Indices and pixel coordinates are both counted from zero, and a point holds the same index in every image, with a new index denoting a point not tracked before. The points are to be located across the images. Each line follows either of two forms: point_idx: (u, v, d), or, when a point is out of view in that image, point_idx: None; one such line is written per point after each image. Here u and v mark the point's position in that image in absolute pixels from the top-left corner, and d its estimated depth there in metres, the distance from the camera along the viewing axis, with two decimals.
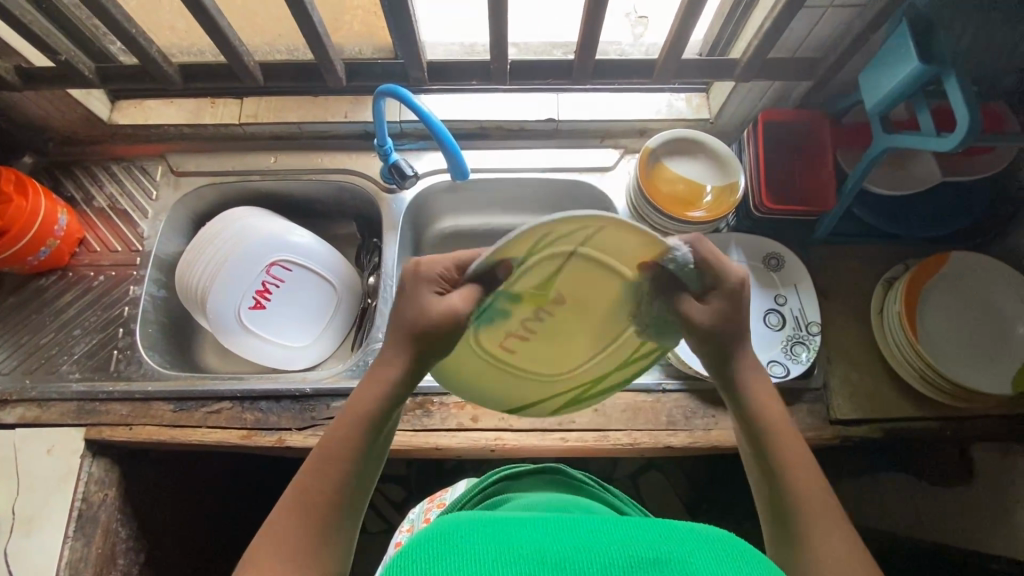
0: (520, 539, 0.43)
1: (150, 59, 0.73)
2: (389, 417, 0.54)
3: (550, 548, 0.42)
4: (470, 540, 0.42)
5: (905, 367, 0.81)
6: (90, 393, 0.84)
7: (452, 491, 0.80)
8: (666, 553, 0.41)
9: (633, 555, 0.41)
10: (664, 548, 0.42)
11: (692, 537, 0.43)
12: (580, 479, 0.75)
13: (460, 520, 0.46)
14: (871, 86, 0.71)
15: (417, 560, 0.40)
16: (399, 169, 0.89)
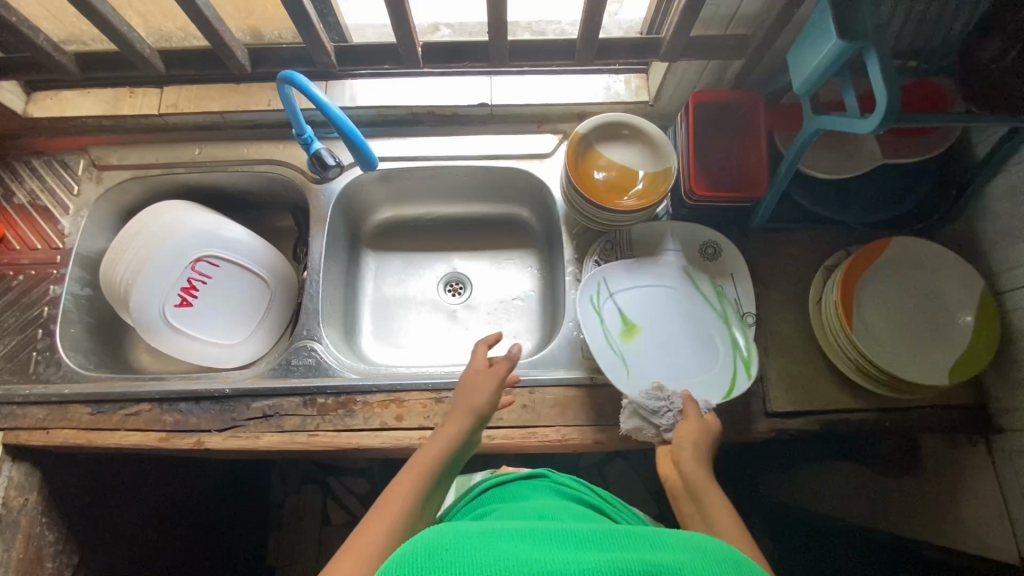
0: (507, 551, 0.43)
1: (38, 49, 0.69)
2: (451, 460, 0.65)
3: (540, 559, 0.42)
4: (465, 547, 0.43)
5: (841, 357, 0.78)
6: (7, 397, 0.82)
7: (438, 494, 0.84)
8: (657, 563, 0.42)
9: (626, 565, 0.42)
10: (657, 559, 0.43)
11: (694, 547, 0.44)
12: (568, 484, 0.75)
13: (445, 529, 0.46)
14: (799, 64, 0.68)
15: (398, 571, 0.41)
16: (320, 159, 0.86)
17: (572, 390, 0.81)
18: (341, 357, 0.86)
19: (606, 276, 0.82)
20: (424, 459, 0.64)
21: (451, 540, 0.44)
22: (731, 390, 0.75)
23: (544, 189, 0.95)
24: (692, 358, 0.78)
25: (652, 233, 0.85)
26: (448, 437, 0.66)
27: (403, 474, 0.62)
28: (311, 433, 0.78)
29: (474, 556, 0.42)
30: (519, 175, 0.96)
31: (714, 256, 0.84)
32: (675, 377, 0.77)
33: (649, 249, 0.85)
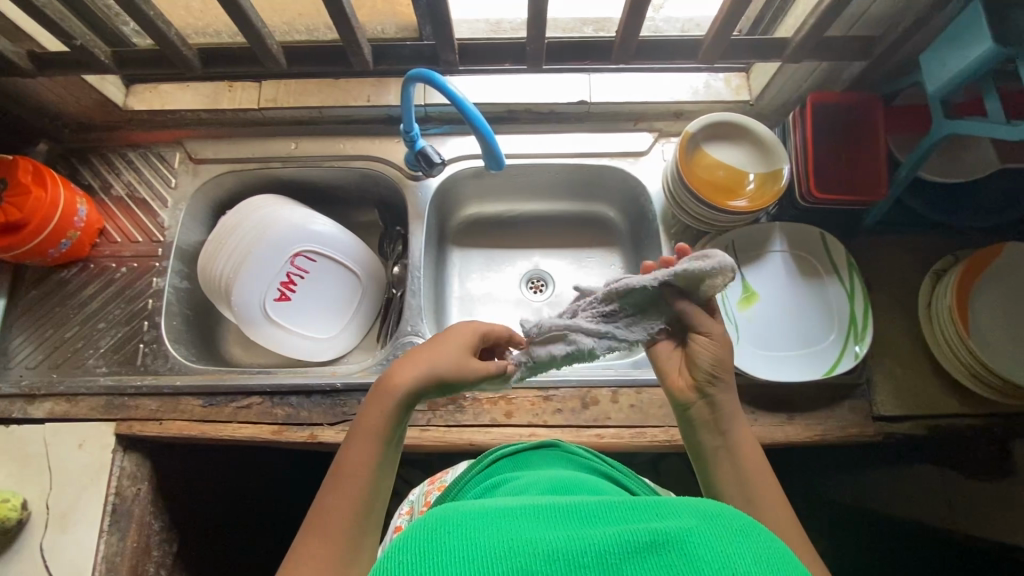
0: (509, 527, 0.40)
1: (169, 42, 0.70)
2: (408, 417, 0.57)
3: (539, 536, 0.39)
4: (463, 532, 0.40)
5: (954, 362, 0.78)
6: (119, 388, 0.83)
7: (453, 473, 0.77)
8: (663, 533, 0.39)
9: (628, 538, 0.38)
10: (661, 527, 0.39)
11: (700, 514, 0.41)
12: (582, 454, 0.68)
13: (452, 510, 0.43)
14: (934, 67, 0.67)
15: (402, 559, 0.38)
16: (427, 155, 0.86)
17: None
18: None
19: (733, 242, 0.85)
20: (373, 423, 0.55)
21: (452, 524, 0.41)
22: (834, 369, 0.78)
23: (638, 188, 0.94)
24: (799, 332, 0.82)
25: (758, 235, 0.85)
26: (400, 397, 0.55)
27: (352, 441, 0.55)
28: (422, 428, 0.79)
29: (480, 538, 0.39)
30: (613, 174, 0.96)
31: (819, 257, 0.84)
32: (793, 347, 0.81)
33: (755, 251, 0.85)
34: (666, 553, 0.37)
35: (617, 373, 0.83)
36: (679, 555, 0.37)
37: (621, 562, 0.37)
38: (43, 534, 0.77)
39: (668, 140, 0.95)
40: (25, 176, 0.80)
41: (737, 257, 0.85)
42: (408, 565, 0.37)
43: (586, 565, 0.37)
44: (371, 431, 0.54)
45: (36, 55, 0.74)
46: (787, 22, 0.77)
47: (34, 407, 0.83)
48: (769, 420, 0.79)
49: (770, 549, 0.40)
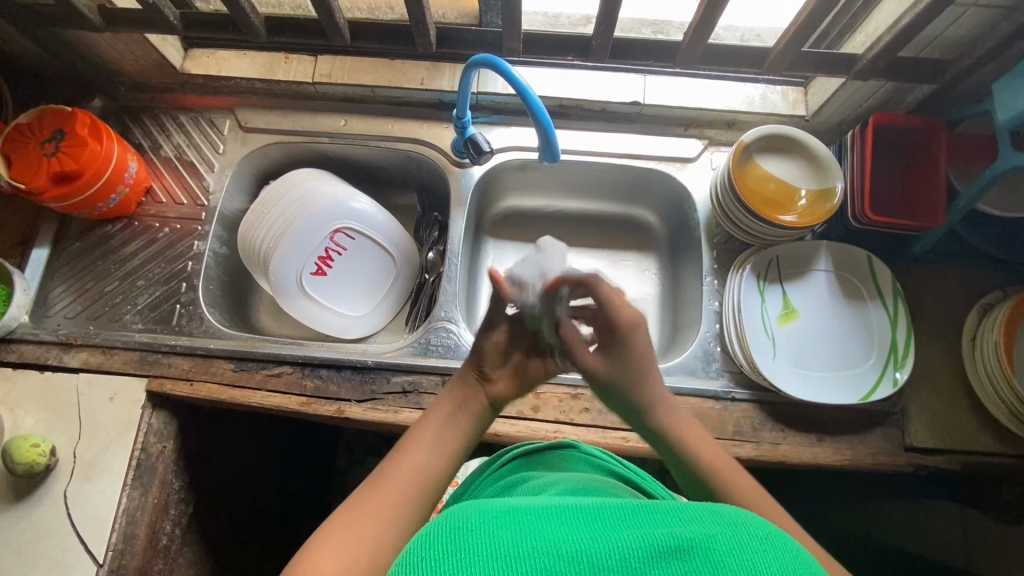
0: (535, 530, 0.40)
1: (239, 9, 0.70)
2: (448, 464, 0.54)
3: (561, 538, 0.39)
4: (486, 526, 0.40)
5: (993, 400, 0.76)
6: (153, 345, 0.84)
7: (466, 470, 0.78)
8: (686, 537, 0.38)
9: (650, 542, 0.38)
10: (683, 533, 0.38)
11: (725, 521, 0.40)
12: (594, 454, 0.68)
13: (474, 507, 0.43)
14: (1007, 96, 0.65)
15: (424, 556, 0.38)
16: (476, 143, 0.86)
17: (709, 402, 0.80)
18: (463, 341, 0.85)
19: (777, 257, 0.84)
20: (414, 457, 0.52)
21: (476, 522, 0.40)
22: (871, 395, 0.76)
23: (683, 195, 0.93)
24: (837, 353, 0.80)
25: (805, 251, 0.84)
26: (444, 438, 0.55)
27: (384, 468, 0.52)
28: None
29: (501, 537, 0.39)
30: (657, 178, 0.95)
31: (864, 280, 0.82)
32: (831, 370, 0.79)
33: (799, 268, 0.83)
34: (689, 559, 0.36)
35: None
36: (702, 560, 0.36)
37: (645, 566, 0.36)
38: (69, 480, 0.78)
39: (718, 148, 0.93)
40: (83, 128, 0.81)
41: (780, 273, 0.84)
42: (427, 560, 0.37)
43: (611, 569, 0.36)
44: (412, 460, 0.52)
45: (107, 10, 0.75)
46: (857, 37, 0.76)
47: (70, 356, 0.84)
48: (798, 440, 0.78)
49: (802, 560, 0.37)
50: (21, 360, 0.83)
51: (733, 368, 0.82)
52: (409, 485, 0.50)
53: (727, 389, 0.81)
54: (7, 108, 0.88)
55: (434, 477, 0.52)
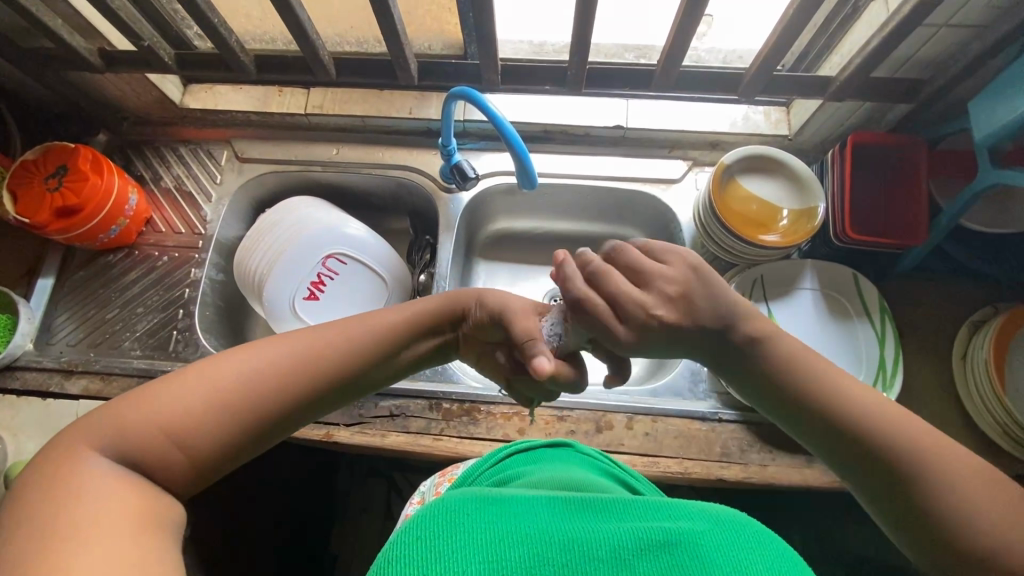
0: (527, 517, 0.40)
1: (228, 48, 0.74)
2: (349, 368, 0.53)
3: (551, 527, 0.39)
4: (484, 511, 0.40)
5: (986, 419, 0.74)
6: (151, 371, 0.86)
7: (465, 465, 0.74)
8: (675, 533, 0.38)
9: (642, 536, 0.38)
10: (675, 528, 0.39)
11: (713, 520, 0.41)
12: (592, 456, 0.67)
13: (465, 493, 0.43)
14: (982, 113, 0.65)
15: (419, 533, 0.37)
16: (461, 169, 0.88)
17: (695, 423, 0.80)
18: (450, 364, 0.86)
19: (761, 276, 0.84)
20: (312, 346, 0.51)
21: (475, 506, 0.40)
22: None
23: (668, 215, 0.94)
24: None
25: (789, 270, 0.83)
26: (355, 337, 0.54)
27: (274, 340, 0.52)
28: (434, 437, 0.80)
29: (498, 521, 0.38)
30: (643, 199, 0.96)
31: (850, 298, 0.82)
32: None
33: (784, 287, 0.83)
34: (678, 552, 0.37)
35: (634, 400, 0.82)
36: (690, 556, 0.36)
37: (636, 559, 0.36)
38: None
39: (702, 168, 0.94)
40: (85, 164, 0.85)
41: (765, 291, 0.84)
42: (427, 535, 0.37)
43: (600, 558, 0.36)
44: (305, 344, 0.51)
45: (106, 52, 0.79)
46: (833, 58, 0.77)
47: (70, 383, 0.86)
48: (787, 461, 0.77)
49: (791, 564, 0.38)
50: (24, 386, 0.86)
51: (720, 389, 0.82)
52: (292, 369, 0.50)
53: (714, 410, 0.81)
54: (15, 146, 0.92)
55: (327, 368, 0.52)
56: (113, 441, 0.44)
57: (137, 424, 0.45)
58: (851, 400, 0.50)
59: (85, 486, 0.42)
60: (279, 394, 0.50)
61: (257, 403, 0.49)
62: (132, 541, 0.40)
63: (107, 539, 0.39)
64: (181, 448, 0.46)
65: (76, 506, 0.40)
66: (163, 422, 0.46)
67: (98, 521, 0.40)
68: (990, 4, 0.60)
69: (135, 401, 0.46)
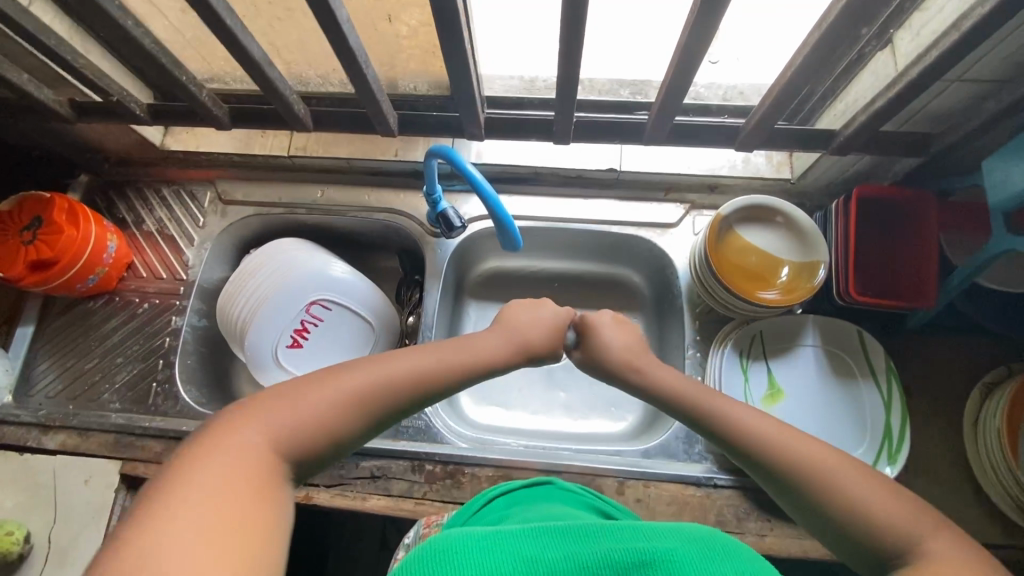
0: (519, 551, 0.38)
1: (200, 103, 0.70)
2: (432, 382, 0.59)
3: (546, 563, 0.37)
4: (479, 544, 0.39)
5: (998, 490, 0.70)
6: (129, 427, 0.84)
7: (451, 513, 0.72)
8: (649, 553, 0.38)
9: (617, 559, 0.38)
10: (647, 548, 0.39)
11: (681, 534, 0.40)
12: (574, 492, 0.67)
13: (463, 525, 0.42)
14: (997, 176, 0.61)
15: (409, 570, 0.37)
16: (447, 218, 0.84)
17: (690, 488, 0.76)
18: (435, 421, 0.83)
19: (760, 331, 0.80)
20: (400, 364, 0.57)
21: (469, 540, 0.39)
22: None
23: (664, 261, 0.90)
24: (829, 435, 0.75)
25: (790, 326, 0.79)
26: (436, 354, 0.61)
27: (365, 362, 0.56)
28: (417, 501, 0.77)
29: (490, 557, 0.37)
30: (638, 244, 0.92)
31: (855, 356, 0.77)
32: None
33: (784, 344, 0.79)
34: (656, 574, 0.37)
35: (625, 462, 0.79)
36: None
37: None
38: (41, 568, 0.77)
39: (700, 212, 0.90)
40: (60, 215, 0.82)
41: (764, 348, 0.80)
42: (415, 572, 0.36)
43: None
44: (397, 363, 0.57)
45: (78, 103, 0.76)
46: (836, 107, 0.72)
47: (48, 438, 0.84)
48: (786, 532, 0.73)
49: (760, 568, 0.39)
50: None
51: (716, 451, 0.79)
52: (384, 383, 0.55)
53: (709, 474, 0.77)
54: None
55: (414, 384, 0.57)
56: (245, 431, 0.47)
57: (263, 418, 0.48)
58: (822, 470, 0.52)
59: (205, 477, 0.42)
60: (373, 407, 0.54)
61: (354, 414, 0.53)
62: (240, 541, 0.39)
63: (228, 529, 0.39)
64: (293, 445, 0.48)
65: (197, 497, 0.40)
66: (287, 419, 0.49)
67: (208, 515, 0.39)
68: (1008, 64, 0.55)
69: (265, 399, 0.49)
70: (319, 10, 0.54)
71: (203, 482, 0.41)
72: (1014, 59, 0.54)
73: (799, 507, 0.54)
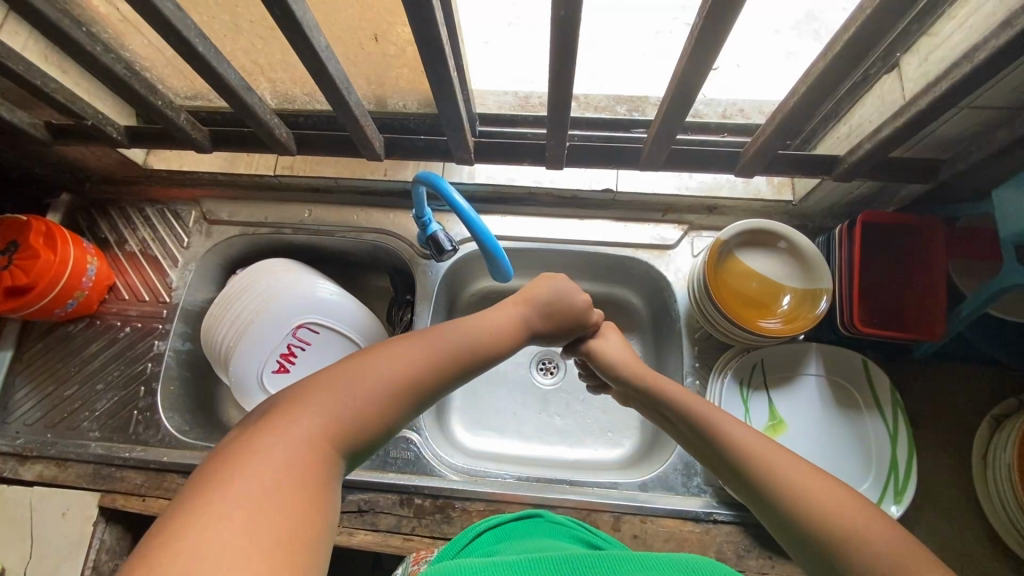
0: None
1: (177, 127, 0.68)
2: (476, 357, 0.55)
3: None
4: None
5: (1007, 528, 0.67)
6: (108, 457, 0.81)
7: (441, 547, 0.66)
8: None
9: None
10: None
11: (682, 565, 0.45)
12: (562, 523, 0.67)
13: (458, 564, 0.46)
14: (1007, 207, 0.58)
15: None
16: (437, 241, 0.81)
17: (688, 524, 0.73)
18: (425, 452, 0.81)
19: (761, 360, 0.77)
20: (444, 340, 0.53)
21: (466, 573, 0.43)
22: None
23: (662, 284, 0.88)
24: (832, 469, 0.72)
25: (792, 353, 0.77)
26: (479, 329, 0.57)
27: (407, 340, 0.52)
28: (405, 537, 0.74)
29: None
30: (635, 265, 0.89)
31: (859, 386, 0.75)
32: None
33: (786, 372, 0.77)
34: None
35: (621, 495, 0.76)
36: None
37: None
38: None
39: (699, 233, 0.87)
40: (37, 238, 0.80)
41: (766, 377, 0.77)
42: None
43: None
44: (440, 339, 0.53)
45: (53, 125, 0.74)
46: (840, 130, 0.70)
47: (25, 468, 0.81)
48: (787, 570, 0.70)
49: None
50: None
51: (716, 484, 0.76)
52: (431, 360, 0.51)
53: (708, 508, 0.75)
54: None
55: (459, 357, 0.54)
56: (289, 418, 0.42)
57: (307, 404, 0.43)
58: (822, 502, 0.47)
59: (251, 470, 0.37)
60: (422, 385, 0.50)
61: (405, 393, 0.49)
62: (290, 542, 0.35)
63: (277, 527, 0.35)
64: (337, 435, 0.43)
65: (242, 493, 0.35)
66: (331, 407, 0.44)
67: (265, 505, 0.35)
68: (1021, 93, 0.53)
69: (306, 386, 0.45)
70: (294, 37, 0.51)
71: (266, 473, 0.37)
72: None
73: (788, 537, 0.49)
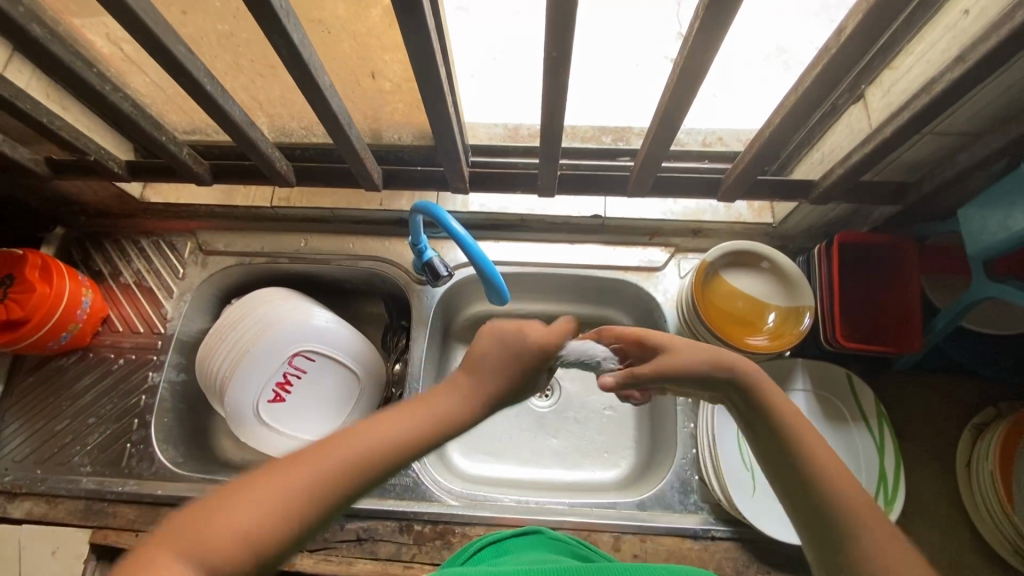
0: None
1: (179, 161, 0.69)
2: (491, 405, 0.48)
3: None
4: None
5: (996, 535, 0.69)
6: (100, 493, 0.80)
7: None
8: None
9: None
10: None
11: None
12: (560, 539, 0.67)
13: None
14: (973, 225, 0.62)
15: None
16: (433, 267, 0.83)
17: (687, 541, 0.74)
18: (423, 477, 0.80)
19: None
20: (433, 412, 0.45)
21: None
22: None
23: (651, 304, 0.90)
24: None
25: (779, 370, 0.79)
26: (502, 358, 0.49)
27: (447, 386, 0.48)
28: (406, 565, 0.74)
29: None
30: (624, 288, 0.92)
31: (845, 399, 0.77)
32: None
33: None
34: None
35: (619, 514, 0.77)
36: None
37: None
38: None
39: (685, 256, 0.91)
40: (33, 272, 0.80)
41: None
42: None
43: None
44: (472, 385, 0.47)
45: (54, 161, 0.75)
46: (813, 156, 0.74)
47: (13, 506, 0.80)
48: None
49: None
50: None
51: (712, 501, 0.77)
52: (464, 410, 0.46)
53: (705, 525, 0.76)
54: None
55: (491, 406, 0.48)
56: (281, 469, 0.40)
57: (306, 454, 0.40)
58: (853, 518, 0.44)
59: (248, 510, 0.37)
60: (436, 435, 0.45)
61: (424, 446, 0.44)
62: None
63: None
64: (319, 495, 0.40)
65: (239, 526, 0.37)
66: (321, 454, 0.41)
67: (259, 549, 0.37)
68: (977, 121, 0.57)
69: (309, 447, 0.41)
70: (299, 75, 0.54)
71: (261, 524, 0.38)
72: (982, 116, 0.56)
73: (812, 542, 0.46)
